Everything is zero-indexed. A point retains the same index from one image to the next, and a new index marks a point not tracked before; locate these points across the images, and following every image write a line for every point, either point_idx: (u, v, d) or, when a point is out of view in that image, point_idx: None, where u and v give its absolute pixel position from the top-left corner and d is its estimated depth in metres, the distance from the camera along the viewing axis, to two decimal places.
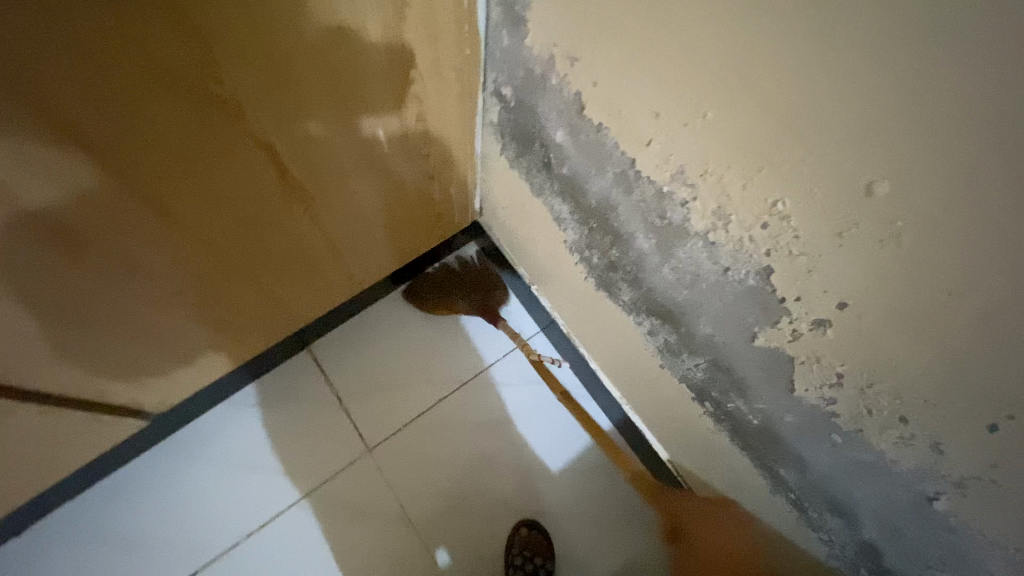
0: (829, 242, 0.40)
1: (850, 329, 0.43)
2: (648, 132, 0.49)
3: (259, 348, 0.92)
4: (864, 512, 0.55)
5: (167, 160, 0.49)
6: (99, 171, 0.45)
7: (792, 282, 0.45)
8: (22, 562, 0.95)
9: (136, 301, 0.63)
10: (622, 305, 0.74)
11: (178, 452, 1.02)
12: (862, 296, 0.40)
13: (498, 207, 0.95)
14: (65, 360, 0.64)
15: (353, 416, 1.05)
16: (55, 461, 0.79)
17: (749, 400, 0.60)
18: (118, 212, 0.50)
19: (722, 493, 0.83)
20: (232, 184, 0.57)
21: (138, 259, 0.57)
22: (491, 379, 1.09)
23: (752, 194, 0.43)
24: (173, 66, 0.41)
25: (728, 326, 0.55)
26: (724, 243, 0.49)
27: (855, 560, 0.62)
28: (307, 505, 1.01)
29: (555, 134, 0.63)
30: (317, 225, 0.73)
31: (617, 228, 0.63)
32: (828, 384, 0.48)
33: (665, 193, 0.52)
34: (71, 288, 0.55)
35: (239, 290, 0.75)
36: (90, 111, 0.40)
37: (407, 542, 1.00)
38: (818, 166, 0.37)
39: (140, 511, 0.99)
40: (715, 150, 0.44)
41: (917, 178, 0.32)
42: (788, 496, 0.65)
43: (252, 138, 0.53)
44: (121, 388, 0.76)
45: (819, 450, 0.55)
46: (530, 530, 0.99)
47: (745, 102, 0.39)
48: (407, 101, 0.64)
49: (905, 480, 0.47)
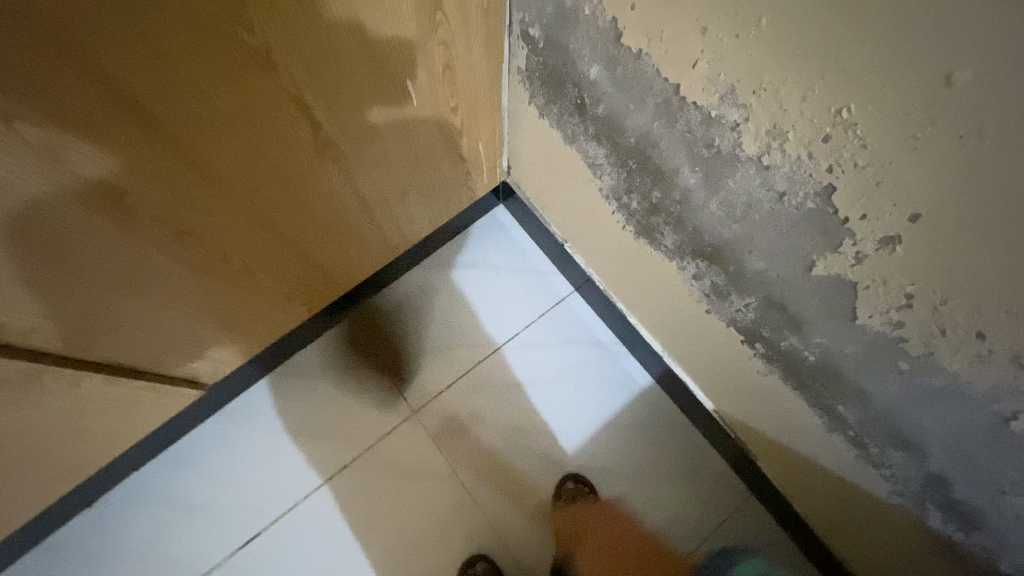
0: (901, 147, 0.38)
1: (921, 243, 0.41)
2: (694, 51, 0.46)
3: (300, 316, 0.93)
4: (932, 443, 0.53)
5: (206, 122, 0.48)
6: (145, 134, 0.45)
7: (857, 199, 0.42)
8: (95, 531, 1.00)
9: (185, 270, 0.64)
10: (664, 251, 0.72)
11: (231, 422, 1.05)
12: (936, 205, 0.38)
13: (529, 163, 0.93)
14: (121, 330, 0.66)
15: (395, 381, 1.07)
16: (120, 430, 0.82)
17: (805, 336, 0.58)
18: (162, 177, 0.50)
19: (773, 439, 0.81)
20: (269, 144, 0.56)
21: (181, 225, 0.57)
22: (528, 338, 1.09)
23: (812, 105, 0.41)
24: (209, 21, 0.40)
25: (783, 258, 0.53)
26: (780, 165, 0.46)
27: (920, 495, 0.60)
28: (358, 468, 1.04)
29: (589, 72, 0.60)
30: (351, 187, 0.73)
31: (660, 166, 0.60)
32: (895, 308, 0.46)
33: (713, 119, 0.49)
34: (124, 258, 0.55)
35: (280, 258, 0.75)
36: (133, 73, 0.40)
37: (455, 500, 1.02)
38: (891, 62, 0.35)
39: (201, 479, 1.03)
40: (769, 63, 0.41)
41: (1007, 62, 0.30)
42: (847, 434, 0.64)
43: (286, 95, 0.52)
44: (176, 357, 0.79)
45: (883, 381, 0.53)
46: (575, 485, 1.00)
47: (806, 1, 0.36)
48: (435, 50, 0.62)
49: (979, 403, 0.45)
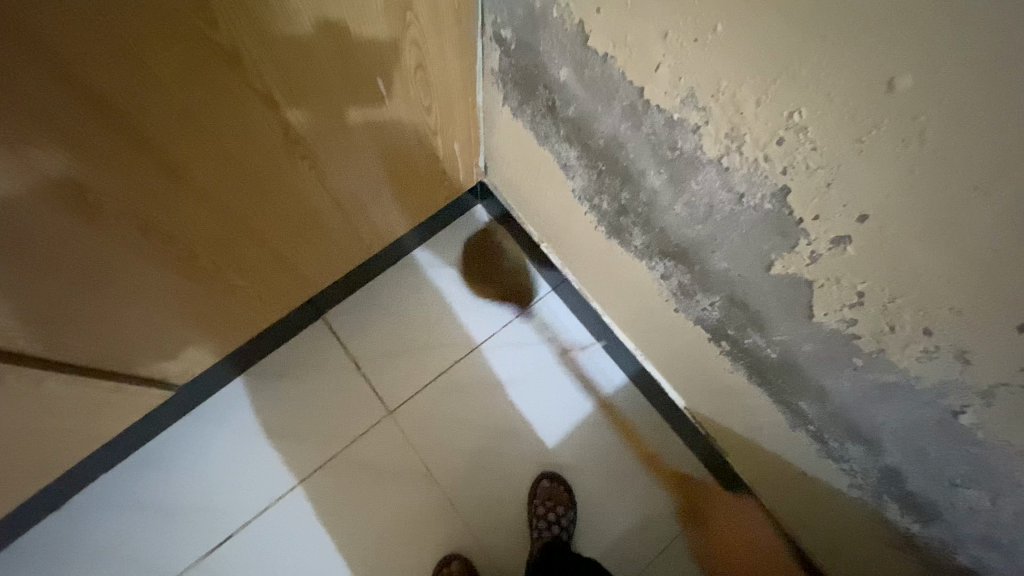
0: (849, 151, 0.39)
1: (870, 243, 0.42)
2: (656, 55, 0.47)
3: (273, 316, 0.92)
4: (886, 437, 0.55)
5: (171, 118, 0.48)
6: (107, 129, 0.44)
7: (810, 201, 0.44)
8: (60, 536, 0.98)
9: (151, 268, 0.63)
10: (634, 251, 0.74)
11: (203, 423, 1.04)
12: (883, 206, 0.39)
13: (504, 164, 0.94)
14: (85, 329, 0.64)
15: (371, 381, 1.07)
16: (86, 432, 0.81)
17: (767, 334, 0.60)
18: (125, 173, 0.49)
19: (741, 436, 0.83)
20: (237, 141, 0.56)
21: (146, 222, 0.56)
22: (504, 339, 1.09)
23: (767, 109, 0.42)
24: (173, 17, 0.40)
25: (745, 258, 0.54)
26: (739, 167, 0.47)
27: (878, 488, 0.62)
28: (333, 469, 1.03)
29: (559, 74, 0.61)
30: (323, 185, 0.73)
31: (628, 167, 0.62)
32: (848, 306, 0.48)
33: (676, 121, 0.50)
34: (88, 255, 0.54)
35: (251, 256, 0.75)
36: (93, 68, 0.39)
37: (431, 500, 1.02)
38: (837, 68, 0.36)
39: (172, 481, 1.01)
40: (726, 67, 0.43)
41: (942, 69, 0.31)
42: (809, 429, 0.65)
43: (254, 92, 0.52)
44: (144, 357, 0.77)
45: (840, 377, 0.55)
46: (551, 483, 1.01)
47: (759, 8, 0.37)
48: (406, 50, 0.62)
49: (928, 398, 0.47)
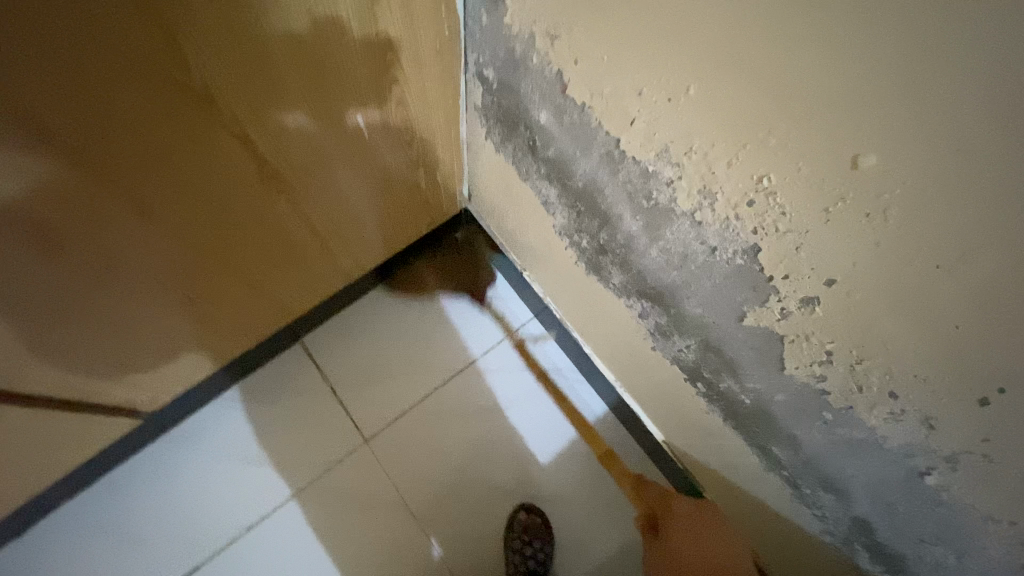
0: (816, 219, 0.39)
1: (838, 306, 0.43)
2: (632, 110, 0.48)
3: (248, 342, 0.91)
4: (856, 489, 0.55)
5: (139, 158, 0.47)
6: (72, 169, 0.44)
7: (779, 261, 0.44)
8: (21, 563, 0.95)
9: (120, 300, 0.61)
10: (612, 289, 0.74)
11: (175, 447, 1.02)
12: (849, 273, 0.40)
13: (487, 193, 0.93)
14: (47, 363, 0.62)
15: (348, 407, 1.05)
16: (50, 462, 0.78)
17: (741, 380, 0.60)
18: (90, 212, 0.48)
19: (717, 473, 0.83)
20: (211, 178, 0.55)
21: (112, 258, 0.55)
22: (484, 366, 1.09)
23: (738, 171, 0.43)
24: (140, 62, 0.40)
25: (719, 308, 0.55)
26: (711, 222, 0.48)
27: (849, 536, 0.62)
28: (306, 497, 1.01)
29: (539, 116, 0.62)
30: (300, 217, 0.72)
31: (605, 210, 0.62)
32: (818, 362, 0.48)
33: (651, 173, 0.51)
34: (49, 290, 0.53)
35: (226, 286, 0.74)
36: (55, 113, 0.39)
37: (405, 530, 1.00)
38: (803, 140, 0.37)
39: (141, 507, 0.99)
40: (699, 128, 0.43)
41: (903, 151, 0.32)
42: (782, 474, 0.65)
43: (228, 131, 0.52)
44: (112, 387, 0.76)
45: (811, 429, 0.55)
46: (529, 515, 1.00)
47: (731, 76, 0.38)
48: (387, 88, 0.62)
49: (895, 456, 0.47)
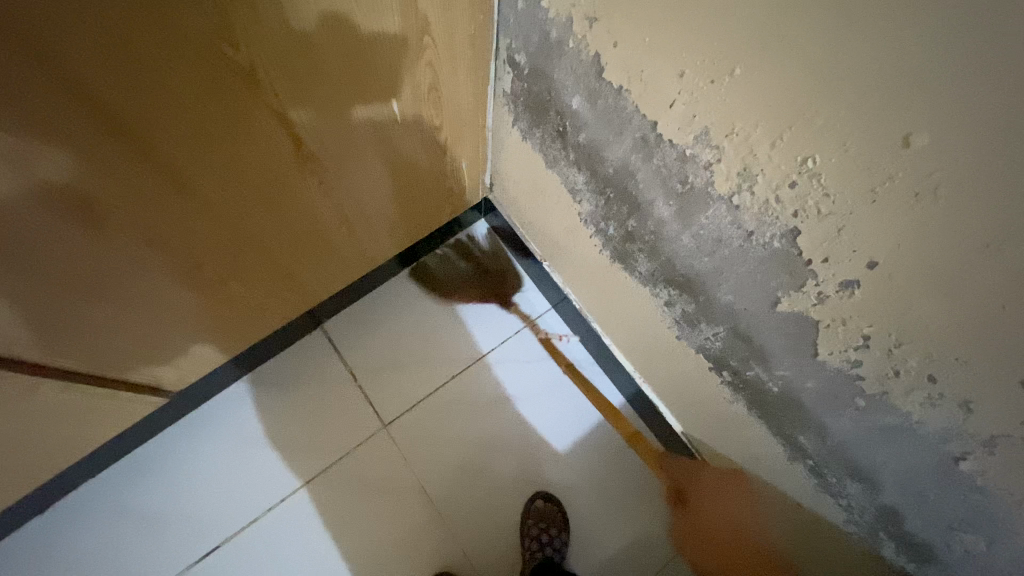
0: (861, 200, 0.39)
1: (878, 289, 0.43)
2: (671, 93, 0.48)
3: (272, 326, 0.92)
4: (886, 477, 0.55)
5: (182, 134, 0.48)
6: (119, 142, 0.44)
7: (819, 244, 0.44)
8: (46, 539, 0.97)
9: (155, 278, 0.62)
10: (638, 277, 0.74)
11: (196, 429, 1.03)
12: (892, 255, 0.40)
13: (510, 182, 0.94)
14: (83, 338, 0.64)
15: (367, 393, 1.06)
16: (78, 438, 0.80)
17: (769, 367, 0.60)
18: (134, 186, 0.49)
19: (737, 464, 0.83)
20: (249, 156, 0.56)
21: (151, 235, 0.56)
22: (502, 355, 1.09)
23: (780, 153, 0.43)
24: (190, 36, 0.40)
25: (751, 293, 0.55)
26: (749, 206, 0.48)
27: (875, 525, 0.62)
28: (325, 480, 1.02)
29: (571, 101, 0.62)
30: (330, 200, 0.72)
31: (636, 196, 0.62)
32: (853, 347, 0.48)
33: (688, 157, 0.51)
34: (91, 265, 0.54)
35: (255, 268, 0.75)
36: (108, 84, 0.40)
37: (422, 515, 1.01)
38: (851, 120, 0.37)
39: (161, 487, 1.00)
40: (742, 110, 0.43)
41: (955, 129, 0.32)
42: (807, 463, 0.66)
43: (268, 109, 0.52)
44: (142, 365, 0.77)
45: (841, 416, 0.55)
46: (545, 503, 1.00)
47: (778, 56, 0.38)
48: (421, 71, 0.62)
49: (930, 442, 0.47)
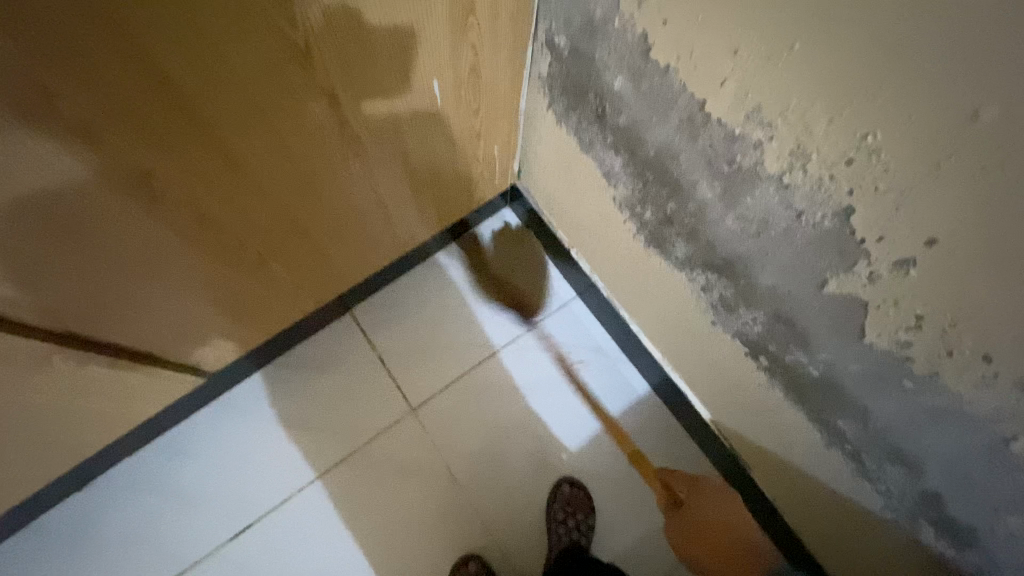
0: (924, 175, 0.39)
1: (935, 268, 0.42)
2: (724, 71, 0.48)
3: (305, 309, 0.93)
4: (929, 460, 0.55)
5: (236, 111, 0.49)
6: (177, 116, 0.45)
7: (874, 222, 0.44)
8: (86, 513, 1.00)
9: (200, 258, 0.63)
10: (674, 262, 0.74)
11: (229, 410, 1.05)
12: (953, 232, 0.40)
13: (541, 168, 0.94)
14: (132, 315, 0.65)
15: (395, 377, 1.07)
16: (119, 416, 0.82)
17: (811, 351, 0.60)
18: (189, 162, 0.50)
19: (769, 451, 0.83)
20: (296, 136, 0.57)
21: (201, 212, 0.57)
22: (528, 342, 1.10)
23: (839, 130, 0.42)
24: (251, 13, 0.41)
25: (797, 275, 0.54)
26: (801, 185, 0.48)
27: (914, 510, 0.62)
28: (354, 463, 1.03)
29: (614, 83, 0.62)
30: (368, 183, 0.73)
31: (678, 179, 0.62)
32: (904, 328, 0.48)
33: (737, 136, 0.51)
34: (144, 242, 0.55)
35: (294, 250, 0.76)
36: (172, 60, 0.40)
37: (450, 498, 1.02)
38: (918, 93, 0.36)
39: (196, 466, 1.02)
40: (799, 87, 0.43)
41: None
42: (845, 448, 0.65)
43: (318, 89, 0.53)
44: (185, 345, 0.79)
45: (885, 399, 0.55)
46: (571, 488, 1.01)
47: (842, 30, 0.38)
48: (462, 53, 0.63)
49: (980, 424, 0.47)
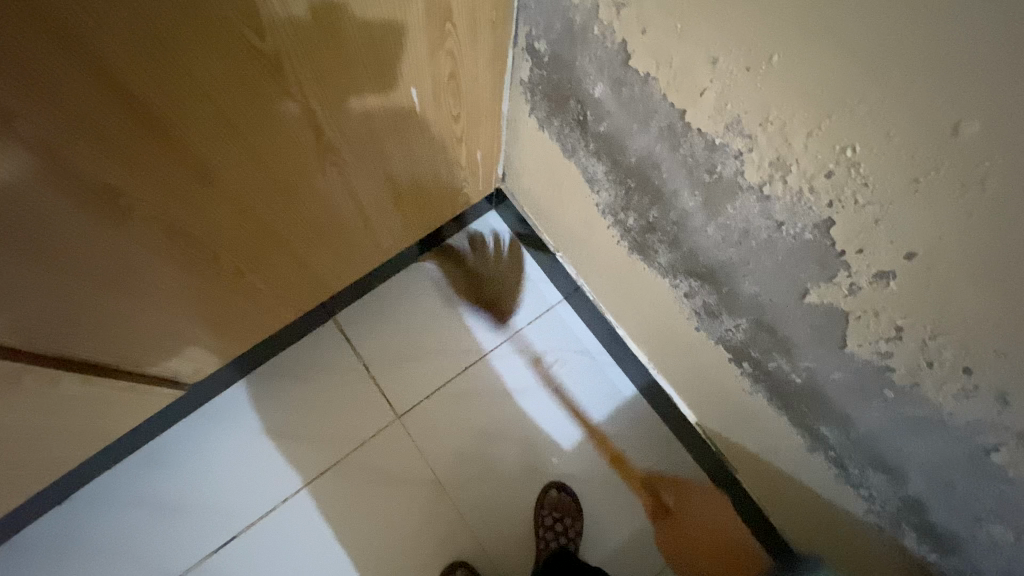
0: (903, 189, 0.39)
1: (915, 280, 0.42)
2: (703, 80, 0.47)
3: (287, 319, 0.91)
4: (911, 467, 0.55)
5: (204, 124, 0.47)
6: (142, 130, 0.43)
7: (854, 234, 0.44)
8: (64, 529, 0.97)
9: (173, 271, 0.62)
10: (657, 269, 0.73)
11: (211, 421, 1.03)
12: (932, 245, 0.39)
13: (525, 173, 0.93)
14: (105, 331, 0.63)
15: (380, 384, 1.06)
16: (95, 431, 0.80)
17: (794, 359, 0.60)
18: (158, 176, 0.49)
19: (754, 455, 0.83)
20: (269, 145, 0.55)
21: (172, 225, 0.55)
22: (515, 347, 1.09)
23: (818, 142, 0.42)
24: (218, 26, 0.40)
25: (779, 285, 0.54)
26: (781, 196, 0.47)
27: (896, 516, 0.62)
28: (339, 471, 1.02)
29: (594, 90, 0.61)
30: (347, 190, 0.72)
31: (659, 187, 0.61)
32: (885, 339, 0.48)
33: (717, 146, 0.50)
34: (113, 258, 0.54)
35: (272, 260, 0.74)
36: (136, 75, 0.39)
37: (437, 506, 1.01)
38: (896, 108, 0.36)
39: (178, 479, 1.01)
40: (777, 99, 0.43)
41: (1007, 117, 0.31)
42: (828, 454, 0.66)
43: (291, 98, 0.51)
44: (161, 358, 0.77)
45: (867, 407, 0.55)
46: (559, 493, 1.01)
47: (820, 43, 0.37)
48: (441, 60, 0.61)
49: (961, 433, 0.47)
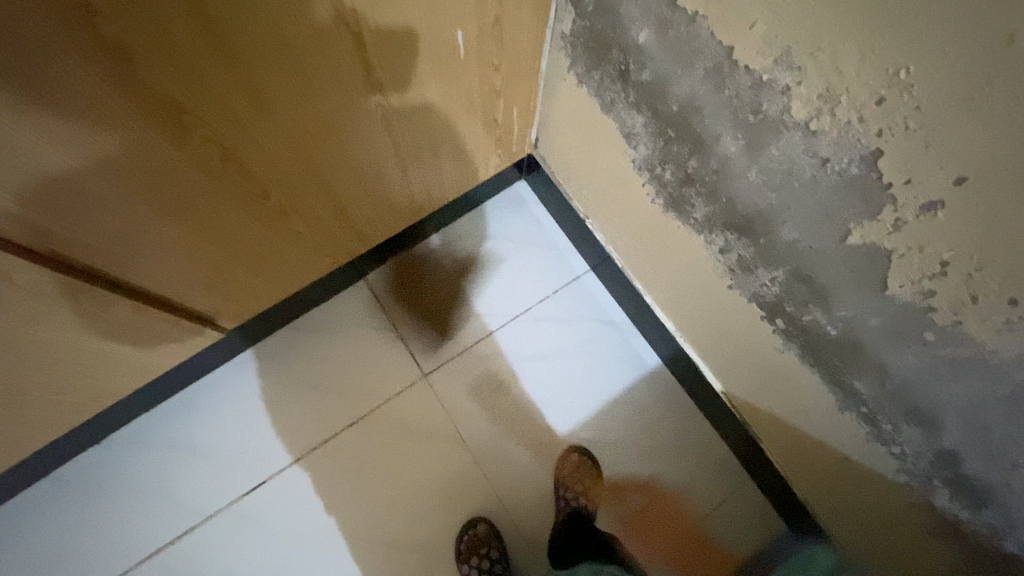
0: (957, 108, 0.39)
1: (963, 209, 0.42)
2: (754, 13, 0.48)
3: (322, 270, 0.94)
4: (948, 415, 0.55)
5: (265, 47, 0.49)
6: (209, 45, 0.45)
7: (902, 164, 0.44)
8: (100, 467, 1.01)
9: (222, 201, 0.64)
10: (692, 224, 0.74)
11: (242, 371, 1.06)
12: (982, 168, 0.39)
13: (559, 136, 0.94)
14: (157, 258, 0.66)
15: (407, 344, 1.08)
16: (137, 368, 0.83)
17: (830, 309, 0.60)
18: (218, 96, 0.51)
19: (782, 420, 0.83)
20: (322, 77, 0.57)
21: (226, 151, 0.58)
22: (541, 313, 1.10)
23: (871, 67, 0.42)
24: None
25: (820, 228, 0.54)
26: (828, 129, 0.47)
27: (929, 471, 0.62)
28: (366, 425, 1.04)
29: (639, 36, 0.61)
30: (389, 136, 0.73)
31: (700, 133, 0.61)
32: (928, 276, 0.48)
33: (764, 83, 0.50)
34: (171, 177, 0.56)
35: (315, 203, 0.76)
36: None
37: (459, 464, 1.03)
38: (953, 22, 0.36)
39: (209, 424, 1.04)
40: (831, 25, 0.43)
41: None
42: (860, 410, 0.65)
43: (347, 29, 0.53)
44: (204, 296, 0.80)
45: (904, 353, 0.55)
46: (580, 457, 1.02)
47: None
48: (487, 3, 0.62)
49: (1002, 372, 0.47)
